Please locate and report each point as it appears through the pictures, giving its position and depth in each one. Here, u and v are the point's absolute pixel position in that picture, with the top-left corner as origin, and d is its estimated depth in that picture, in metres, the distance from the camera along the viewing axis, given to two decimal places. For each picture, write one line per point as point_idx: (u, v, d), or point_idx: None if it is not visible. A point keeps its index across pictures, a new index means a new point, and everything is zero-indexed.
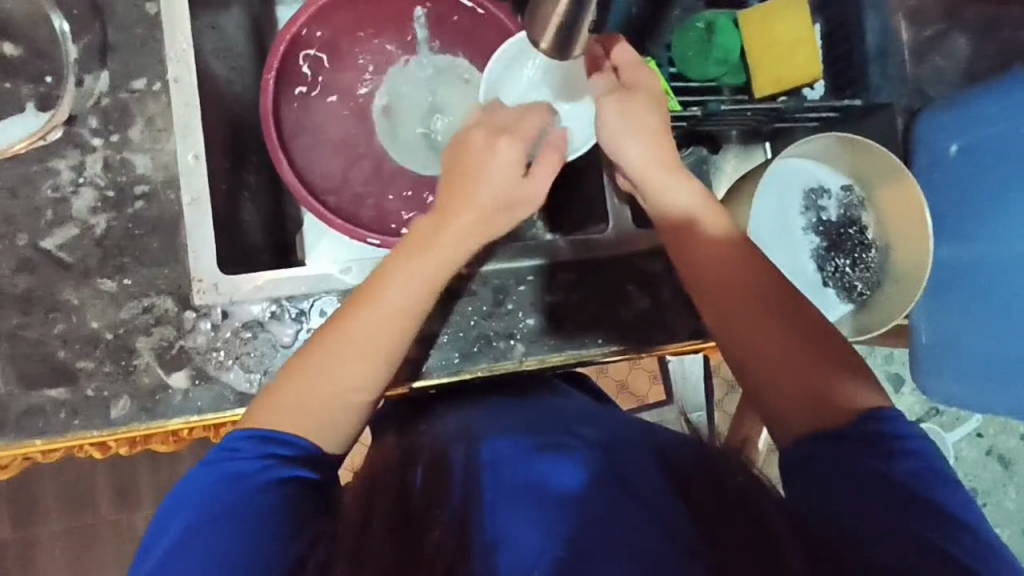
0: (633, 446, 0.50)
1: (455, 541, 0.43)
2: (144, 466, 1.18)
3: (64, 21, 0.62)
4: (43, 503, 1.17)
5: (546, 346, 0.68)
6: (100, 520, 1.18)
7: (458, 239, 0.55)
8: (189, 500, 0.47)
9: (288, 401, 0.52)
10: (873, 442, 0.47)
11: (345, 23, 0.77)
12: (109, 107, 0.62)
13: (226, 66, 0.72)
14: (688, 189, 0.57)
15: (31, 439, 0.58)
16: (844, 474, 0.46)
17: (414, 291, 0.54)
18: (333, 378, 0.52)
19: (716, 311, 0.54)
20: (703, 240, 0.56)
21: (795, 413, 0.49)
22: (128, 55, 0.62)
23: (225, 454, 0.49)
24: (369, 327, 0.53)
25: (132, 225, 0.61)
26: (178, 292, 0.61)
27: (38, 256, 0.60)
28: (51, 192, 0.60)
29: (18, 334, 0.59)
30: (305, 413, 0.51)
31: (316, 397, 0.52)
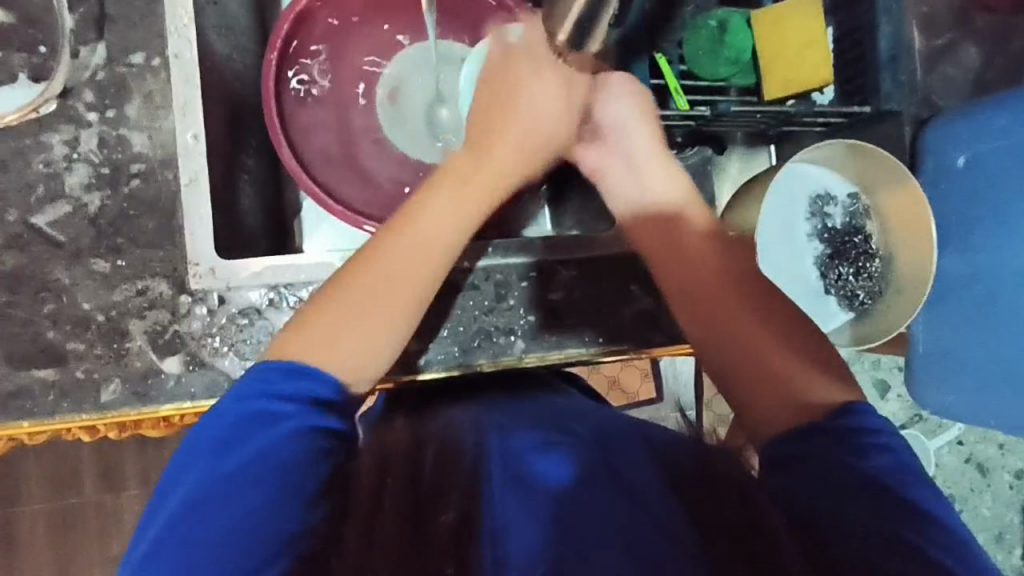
0: (622, 437, 0.52)
1: (460, 530, 0.45)
2: (129, 447, 1.17)
3: None
4: (24, 481, 1.15)
5: (546, 344, 0.68)
6: (83, 500, 1.16)
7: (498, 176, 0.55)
8: (214, 427, 0.45)
9: (322, 328, 0.49)
10: (852, 438, 0.45)
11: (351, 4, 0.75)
12: (106, 82, 0.59)
13: (228, 44, 0.70)
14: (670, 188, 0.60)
15: (17, 421, 0.56)
16: (826, 460, 0.44)
17: (445, 228, 0.52)
18: (365, 311, 0.50)
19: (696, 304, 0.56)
20: (686, 237, 0.58)
21: (776, 408, 0.49)
22: (126, 28, 0.60)
23: (261, 387, 0.46)
24: (403, 257, 0.51)
25: (127, 204, 0.59)
26: (173, 275, 0.59)
27: (28, 233, 0.58)
28: (43, 167, 0.58)
29: (6, 313, 0.57)
30: (341, 343, 0.49)
31: (351, 329, 0.49)
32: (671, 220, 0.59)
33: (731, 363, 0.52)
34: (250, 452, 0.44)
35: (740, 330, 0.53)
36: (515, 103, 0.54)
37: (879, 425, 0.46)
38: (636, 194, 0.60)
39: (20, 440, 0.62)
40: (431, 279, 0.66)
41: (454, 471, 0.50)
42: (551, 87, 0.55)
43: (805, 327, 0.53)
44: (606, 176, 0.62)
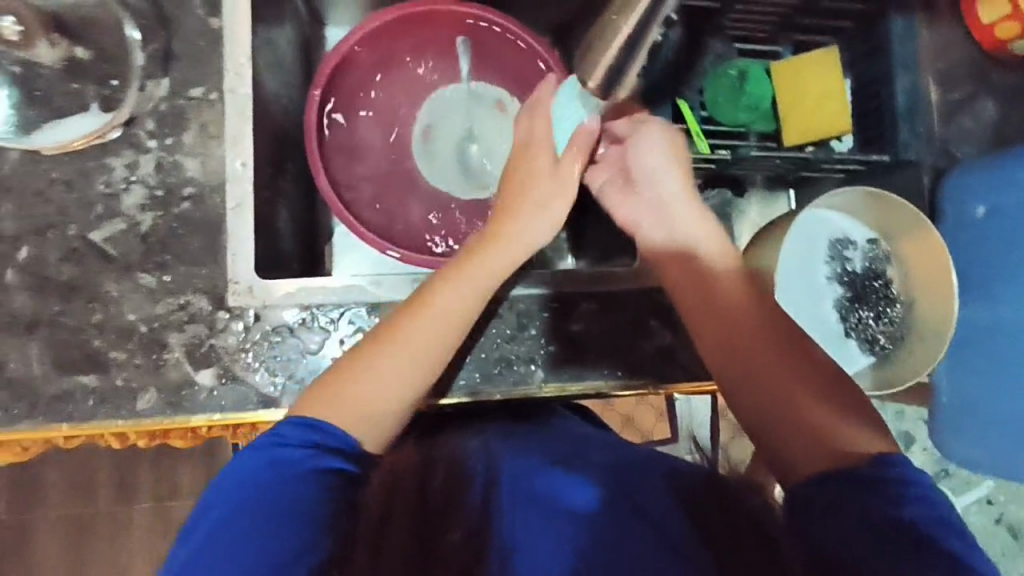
0: (644, 469, 0.51)
1: (472, 541, 0.44)
2: (146, 461, 1.19)
3: (135, 29, 0.65)
4: (42, 490, 1.17)
5: (565, 374, 0.69)
6: (98, 512, 1.18)
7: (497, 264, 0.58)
8: (236, 485, 0.49)
9: (337, 398, 0.54)
10: (881, 484, 0.44)
11: (390, 47, 0.80)
12: (167, 112, 0.65)
13: (277, 81, 0.75)
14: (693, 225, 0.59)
15: (58, 424, 0.59)
16: (839, 496, 0.44)
17: (459, 304, 0.57)
18: (383, 380, 0.55)
19: (714, 340, 0.55)
20: (703, 272, 0.58)
21: (799, 454, 0.48)
22: (189, 65, 0.66)
23: (273, 441, 0.50)
24: (427, 330, 0.56)
25: (176, 224, 0.63)
26: (213, 291, 0.63)
27: (85, 247, 0.62)
28: (104, 187, 0.63)
29: (58, 321, 0.61)
30: (350, 411, 0.54)
31: (363, 398, 0.54)
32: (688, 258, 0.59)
33: (766, 411, 0.51)
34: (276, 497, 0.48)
35: (767, 377, 0.51)
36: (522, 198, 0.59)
37: (906, 467, 0.45)
38: (672, 239, 0.60)
39: (56, 445, 0.64)
40: None
41: (461, 486, 0.49)
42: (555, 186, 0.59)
43: (830, 369, 0.52)
44: (642, 226, 0.62)
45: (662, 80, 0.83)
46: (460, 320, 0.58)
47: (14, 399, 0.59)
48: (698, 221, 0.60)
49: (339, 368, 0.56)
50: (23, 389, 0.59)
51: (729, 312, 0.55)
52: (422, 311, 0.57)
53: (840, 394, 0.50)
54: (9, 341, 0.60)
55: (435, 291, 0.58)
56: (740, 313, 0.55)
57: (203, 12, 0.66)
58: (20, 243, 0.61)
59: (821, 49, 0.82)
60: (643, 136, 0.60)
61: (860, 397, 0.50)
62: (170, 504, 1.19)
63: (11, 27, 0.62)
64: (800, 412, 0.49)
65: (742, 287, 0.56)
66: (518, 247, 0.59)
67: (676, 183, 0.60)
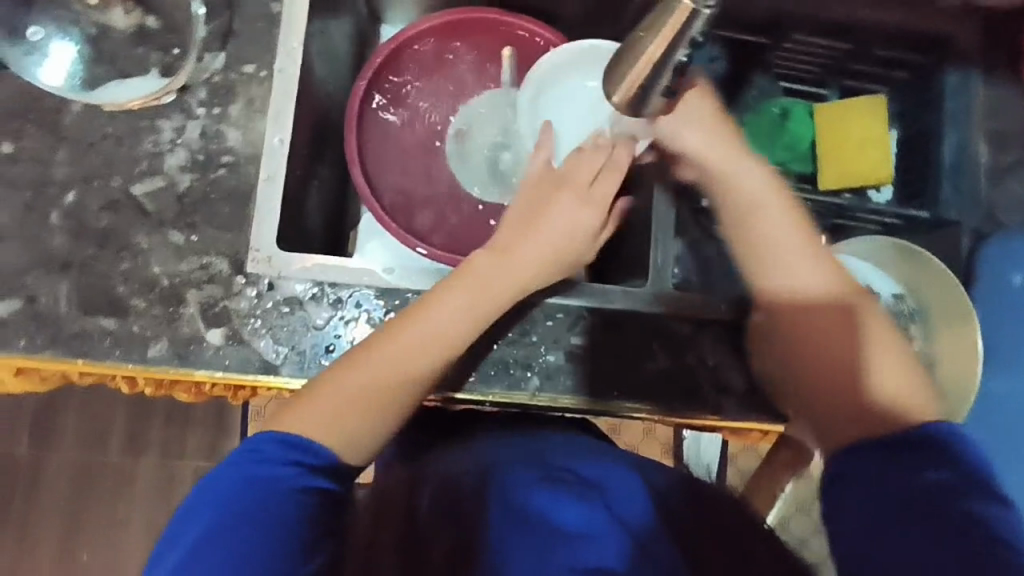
0: (623, 482, 0.54)
1: (456, 556, 0.49)
2: (157, 420, 1.24)
3: (201, 6, 0.70)
4: (62, 433, 1.23)
5: (561, 386, 0.69)
6: (106, 462, 1.23)
7: (498, 284, 0.60)
8: (215, 499, 0.49)
9: (313, 409, 0.54)
10: (913, 447, 0.52)
11: (437, 48, 0.84)
12: (219, 84, 0.69)
13: (326, 68, 0.78)
14: (755, 183, 0.63)
15: (74, 360, 0.63)
16: (883, 472, 0.51)
17: (451, 331, 0.58)
18: (353, 399, 0.54)
19: (777, 311, 0.61)
20: (771, 233, 0.62)
21: (846, 421, 0.56)
22: (246, 44, 0.70)
23: (251, 456, 0.51)
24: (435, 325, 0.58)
25: (210, 189, 0.66)
26: (234, 256, 0.65)
27: (125, 199, 0.66)
28: (151, 146, 0.67)
29: (90, 265, 0.64)
30: (324, 423, 0.53)
31: (340, 417, 0.54)
32: (774, 270, 0.61)
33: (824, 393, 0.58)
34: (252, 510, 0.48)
35: (821, 336, 0.59)
36: (539, 222, 0.61)
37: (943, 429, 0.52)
38: (751, 195, 0.63)
39: (69, 380, 0.68)
40: None
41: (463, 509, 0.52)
42: (564, 209, 0.62)
43: (880, 330, 0.58)
44: (728, 175, 0.64)
45: None
46: (448, 345, 0.58)
47: (39, 332, 0.63)
48: (772, 223, 0.62)
49: (319, 383, 0.55)
50: (49, 322, 0.63)
51: (795, 282, 0.60)
52: (408, 331, 0.57)
53: (879, 372, 0.56)
54: (44, 277, 0.64)
55: (427, 314, 0.58)
56: (803, 283, 0.60)
57: None
58: (68, 188, 0.65)
59: (868, 97, 0.81)
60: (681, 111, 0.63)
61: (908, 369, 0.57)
62: (174, 465, 1.23)
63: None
64: (837, 383, 0.57)
65: (809, 255, 0.60)
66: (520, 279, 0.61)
67: (758, 175, 0.63)
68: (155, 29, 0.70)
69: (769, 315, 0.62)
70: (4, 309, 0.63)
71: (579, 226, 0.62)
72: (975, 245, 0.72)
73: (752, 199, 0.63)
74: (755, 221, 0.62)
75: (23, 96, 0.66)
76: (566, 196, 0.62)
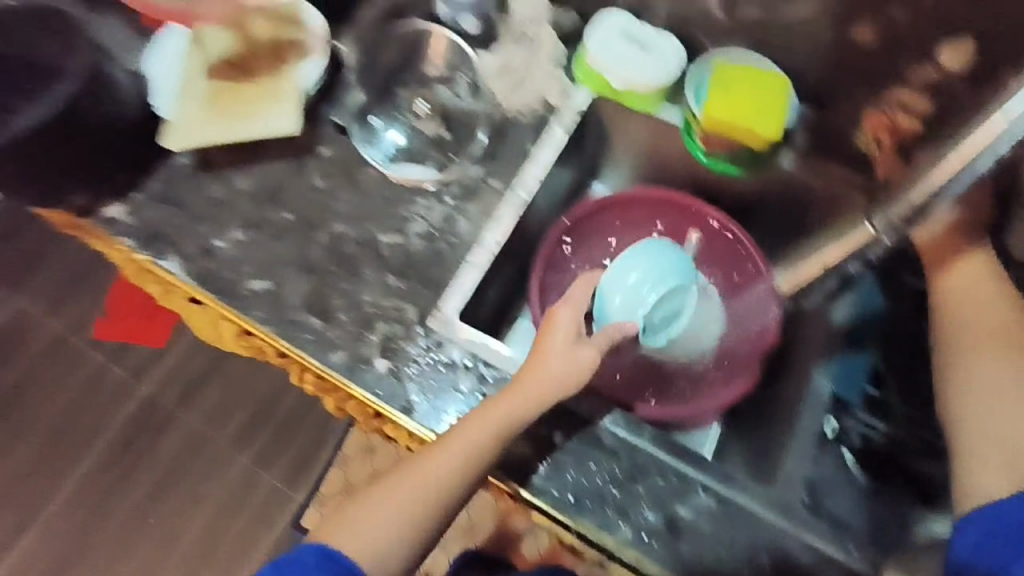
0: None
1: None
2: (268, 428, 1.54)
3: (485, 136, 0.90)
4: (202, 397, 1.56)
5: (649, 550, 0.67)
6: (218, 437, 1.54)
7: (511, 412, 0.67)
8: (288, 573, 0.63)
9: (353, 520, 0.66)
10: None
11: (644, 212, 0.96)
12: (470, 187, 0.88)
13: (549, 200, 0.95)
14: (999, 322, 0.71)
15: (282, 339, 0.80)
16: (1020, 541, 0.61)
17: (471, 457, 0.66)
18: (383, 515, 0.66)
19: (991, 374, 0.69)
20: (983, 361, 0.70)
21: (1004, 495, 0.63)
22: (501, 167, 0.89)
23: (297, 563, 0.64)
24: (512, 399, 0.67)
25: (430, 257, 0.83)
26: (423, 311, 0.79)
27: (371, 241, 0.85)
28: (405, 212, 0.86)
29: (326, 278, 0.82)
30: (362, 535, 0.66)
31: (373, 525, 0.66)
32: (980, 391, 0.69)
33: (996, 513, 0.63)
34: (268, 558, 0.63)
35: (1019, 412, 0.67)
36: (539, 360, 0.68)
37: None
38: (1001, 317, 0.71)
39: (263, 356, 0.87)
40: (583, 422, 0.71)
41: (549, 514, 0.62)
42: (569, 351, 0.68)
43: None
44: (976, 308, 0.72)
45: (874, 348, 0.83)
46: (468, 469, 0.66)
47: (270, 311, 0.81)
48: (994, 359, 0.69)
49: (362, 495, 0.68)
50: (281, 307, 0.81)
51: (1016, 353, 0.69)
52: (436, 455, 0.67)
53: None
54: (294, 274, 0.83)
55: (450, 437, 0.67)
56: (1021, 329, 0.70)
57: (529, 140, 0.90)
58: (340, 220, 0.86)
59: None
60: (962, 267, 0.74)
61: None
62: (261, 472, 1.52)
63: (421, 107, 0.93)
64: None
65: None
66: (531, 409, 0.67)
67: (1007, 315, 0.71)
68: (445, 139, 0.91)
69: (964, 405, 0.69)
70: (258, 286, 0.83)
71: (571, 371, 0.68)
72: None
73: (1000, 324, 0.71)
74: (972, 353, 0.70)
75: (345, 153, 0.91)
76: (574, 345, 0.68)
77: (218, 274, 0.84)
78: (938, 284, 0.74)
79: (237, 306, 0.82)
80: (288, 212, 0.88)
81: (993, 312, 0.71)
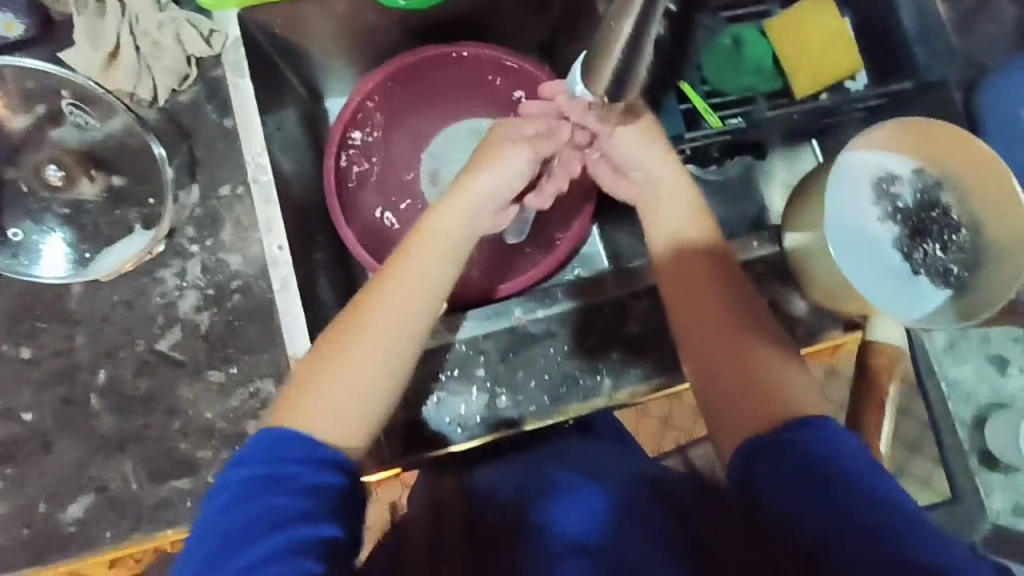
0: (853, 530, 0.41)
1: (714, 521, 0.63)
2: None
3: (163, 147, 0.67)
4: None
5: (633, 378, 0.68)
6: None
7: (347, 400, 0.49)
8: (223, 514, 0.44)
9: (314, 394, 0.49)
10: (822, 459, 0.44)
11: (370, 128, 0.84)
12: (202, 215, 0.67)
13: (292, 160, 0.78)
14: (670, 219, 0.58)
15: (164, 530, 0.61)
16: (811, 498, 0.43)
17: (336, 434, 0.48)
18: (330, 404, 0.49)
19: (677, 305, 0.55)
20: (684, 268, 0.56)
21: (696, 327, 0.53)
22: (213, 168, 0.67)
23: None
24: (425, 267, 0.54)
25: (231, 317, 0.65)
26: (278, 373, 0.64)
27: (155, 358, 0.64)
28: (160, 299, 0.65)
29: (145, 435, 0.63)
30: (334, 409, 0.49)
31: (343, 411, 0.49)
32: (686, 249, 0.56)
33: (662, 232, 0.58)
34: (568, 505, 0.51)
35: (686, 286, 0.55)
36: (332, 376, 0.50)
37: (827, 433, 0.45)
38: (676, 220, 0.58)
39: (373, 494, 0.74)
40: (506, 332, 0.67)
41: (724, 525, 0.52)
42: None
43: (720, 267, 0.55)
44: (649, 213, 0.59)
45: (720, 64, 0.82)
46: (351, 411, 0.49)
47: (120, 515, 0.61)
48: (685, 210, 0.58)
49: (291, 396, 0.50)
50: (127, 505, 0.61)
51: (694, 309, 0.54)
52: (308, 408, 0.49)
53: (728, 277, 0.55)
54: (105, 462, 0.62)
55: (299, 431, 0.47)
56: (692, 303, 0.54)
57: (216, 115, 0.68)
58: (96, 368, 0.64)
59: None
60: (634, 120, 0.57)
61: (718, 277, 0.55)
62: None
63: (58, 174, 0.68)
64: (694, 308, 0.54)
65: (698, 279, 0.55)
66: (328, 408, 0.49)
67: (665, 154, 0.59)
68: (108, 191, 0.68)
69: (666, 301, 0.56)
70: (78, 508, 0.61)
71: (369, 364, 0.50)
72: (962, 116, 0.75)
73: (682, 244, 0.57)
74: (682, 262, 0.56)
75: (16, 295, 0.64)
76: (323, 404, 0.49)
77: (22, 537, 0.61)
78: (669, 249, 0.57)
79: (72, 551, 0.61)
80: (23, 414, 0.63)
81: (677, 213, 0.58)
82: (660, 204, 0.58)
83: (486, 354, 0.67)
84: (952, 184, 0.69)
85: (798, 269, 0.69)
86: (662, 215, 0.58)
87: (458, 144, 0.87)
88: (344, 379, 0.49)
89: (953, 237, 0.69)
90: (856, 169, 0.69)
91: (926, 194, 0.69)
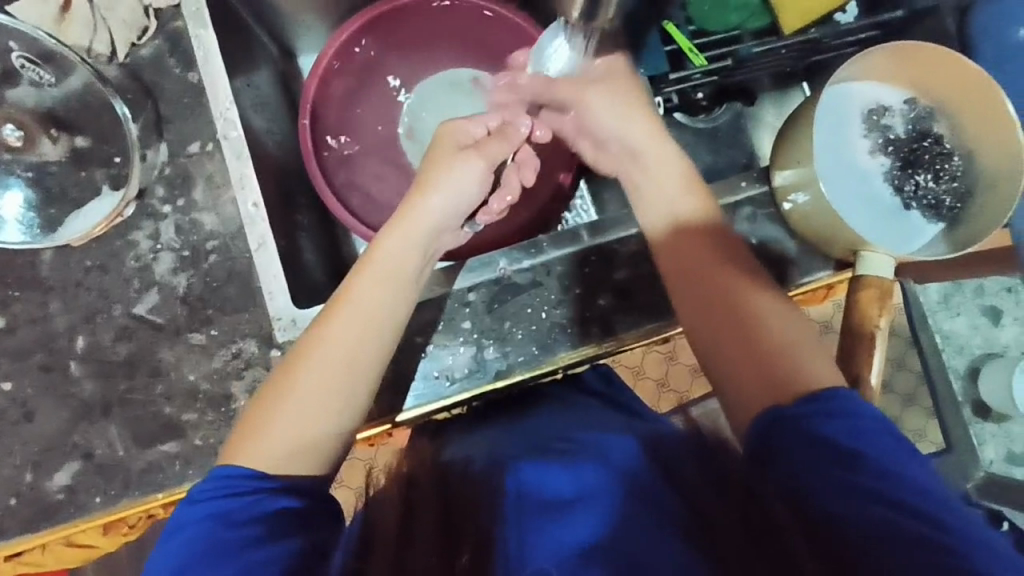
0: (865, 505, 0.39)
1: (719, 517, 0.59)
2: None
3: (125, 106, 0.64)
4: None
5: (622, 325, 0.67)
6: None
7: (324, 394, 0.48)
8: (174, 549, 0.43)
9: (290, 390, 0.48)
10: (832, 423, 0.42)
11: (342, 87, 0.80)
12: (173, 175, 0.65)
13: (265, 119, 0.75)
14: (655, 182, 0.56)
15: (153, 494, 0.60)
16: (820, 467, 0.40)
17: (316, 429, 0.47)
18: (306, 399, 0.48)
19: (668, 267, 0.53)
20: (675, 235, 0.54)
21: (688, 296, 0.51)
22: (180, 124, 0.65)
23: None
24: (371, 300, 0.50)
25: (209, 278, 0.64)
26: (261, 333, 0.63)
27: (133, 322, 0.63)
28: (134, 262, 0.63)
29: (128, 399, 0.62)
30: (309, 405, 0.47)
31: (319, 406, 0.48)
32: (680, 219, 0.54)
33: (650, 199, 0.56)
34: (548, 470, 0.47)
35: (676, 251, 0.53)
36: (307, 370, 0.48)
37: (836, 400, 0.42)
38: (652, 184, 0.56)
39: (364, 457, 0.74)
40: (493, 282, 0.65)
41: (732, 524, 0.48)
42: None
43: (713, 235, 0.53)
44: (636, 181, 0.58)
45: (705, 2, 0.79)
46: (325, 405, 0.48)
47: (108, 479, 0.61)
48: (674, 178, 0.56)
49: (268, 391, 0.49)
50: (115, 470, 0.61)
51: (686, 274, 0.52)
52: (283, 404, 0.48)
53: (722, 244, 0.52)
54: (90, 428, 0.61)
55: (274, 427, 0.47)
56: (685, 268, 0.52)
57: (180, 70, 0.65)
58: (75, 334, 0.62)
59: None
60: (593, 88, 0.59)
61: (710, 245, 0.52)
62: None
63: (15, 134, 0.65)
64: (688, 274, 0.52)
65: (691, 242, 0.53)
66: (304, 403, 0.47)
67: (640, 122, 0.58)
68: (74, 153, 0.66)
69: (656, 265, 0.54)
70: (65, 475, 0.61)
71: (345, 356, 0.49)
72: (955, 43, 0.73)
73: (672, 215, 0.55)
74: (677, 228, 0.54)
75: None
76: (297, 400, 0.47)
77: (10, 505, 0.60)
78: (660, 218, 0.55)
79: (62, 517, 0.60)
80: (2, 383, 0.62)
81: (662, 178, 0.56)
82: (648, 169, 0.57)
83: (472, 306, 0.65)
84: (947, 113, 0.67)
85: (788, 207, 0.66)
86: (647, 180, 0.57)
87: (435, 100, 0.84)
88: (319, 375, 0.48)
89: (946, 165, 0.67)
90: (846, 99, 0.68)
91: (918, 124, 0.68)
